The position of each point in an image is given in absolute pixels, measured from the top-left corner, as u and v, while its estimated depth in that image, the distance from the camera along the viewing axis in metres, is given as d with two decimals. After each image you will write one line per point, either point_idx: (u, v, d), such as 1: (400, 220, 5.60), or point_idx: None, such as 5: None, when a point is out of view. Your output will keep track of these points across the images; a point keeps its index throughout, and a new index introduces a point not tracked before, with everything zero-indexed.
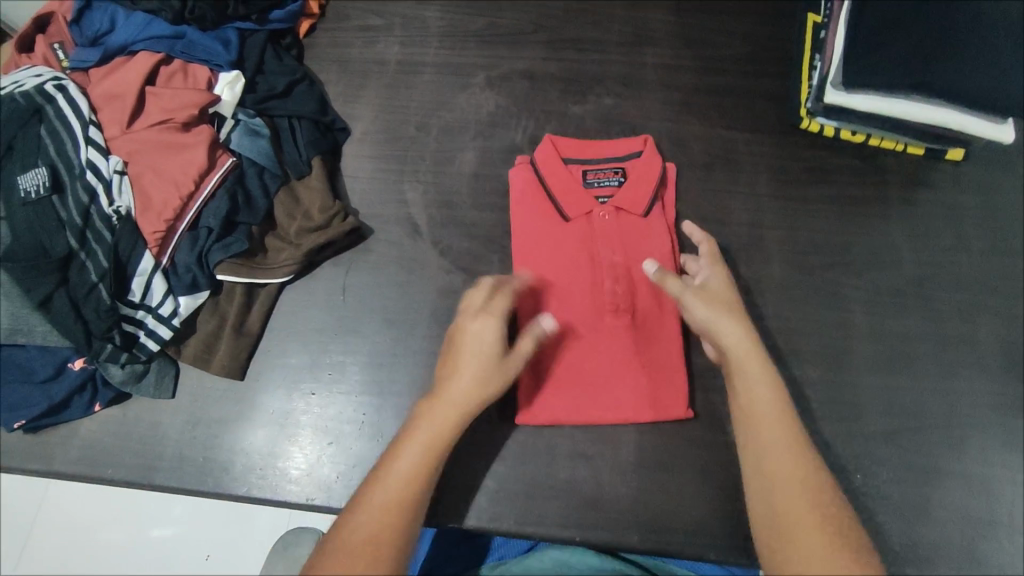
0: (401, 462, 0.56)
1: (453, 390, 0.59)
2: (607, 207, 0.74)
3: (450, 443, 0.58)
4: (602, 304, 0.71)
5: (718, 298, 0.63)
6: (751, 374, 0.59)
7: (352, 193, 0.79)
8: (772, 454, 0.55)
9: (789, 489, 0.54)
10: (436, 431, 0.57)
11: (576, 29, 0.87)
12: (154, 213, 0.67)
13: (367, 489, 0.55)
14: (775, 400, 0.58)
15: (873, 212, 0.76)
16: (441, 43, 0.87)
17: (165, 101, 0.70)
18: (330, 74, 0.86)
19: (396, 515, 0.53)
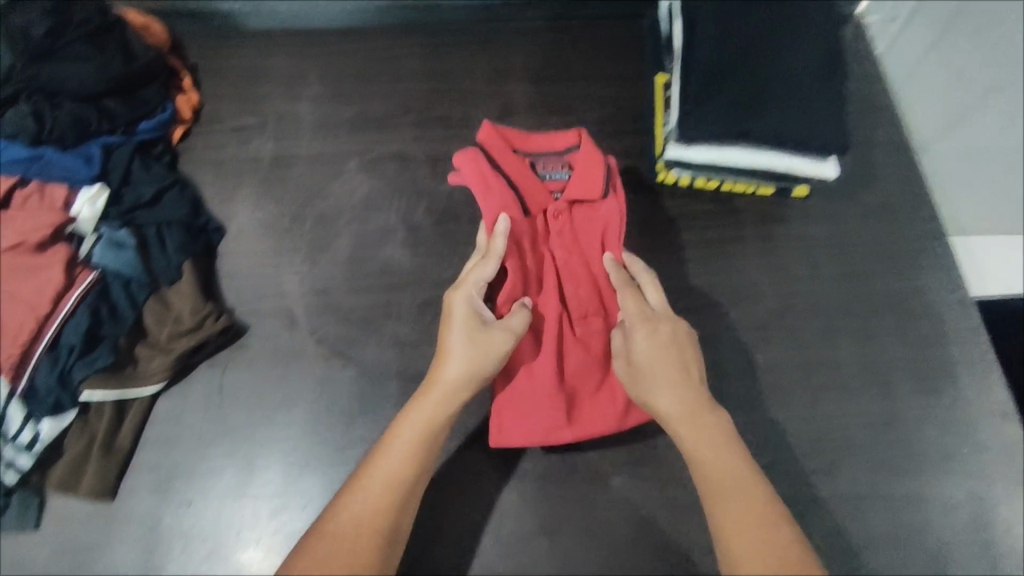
0: (386, 459, 0.61)
1: (444, 372, 0.64)
2: (561, 203, 0.74)
3: (438, 415, 0.63)
4: (569, 314, 0.71)
5: (662, 347, 0.65)
6: (709, 434, 0.62)
7: (228, 291, 0.79)
8: (734, 509, 0.58)
9: (749, 535, 0.57)
10: (426, 417, 0.63)
11: (442, 108, 0.92)
12: (8, 339, 0.66)
13: (353, 484, 0.60)
14: (729, 448, 0.61)
15: (732, 252, 0.80)
16: (314, 135, 0.90)
17: (18, 225, 0.70)
18: (206, 175, 0.88)
19: (380, 497, 0.59)
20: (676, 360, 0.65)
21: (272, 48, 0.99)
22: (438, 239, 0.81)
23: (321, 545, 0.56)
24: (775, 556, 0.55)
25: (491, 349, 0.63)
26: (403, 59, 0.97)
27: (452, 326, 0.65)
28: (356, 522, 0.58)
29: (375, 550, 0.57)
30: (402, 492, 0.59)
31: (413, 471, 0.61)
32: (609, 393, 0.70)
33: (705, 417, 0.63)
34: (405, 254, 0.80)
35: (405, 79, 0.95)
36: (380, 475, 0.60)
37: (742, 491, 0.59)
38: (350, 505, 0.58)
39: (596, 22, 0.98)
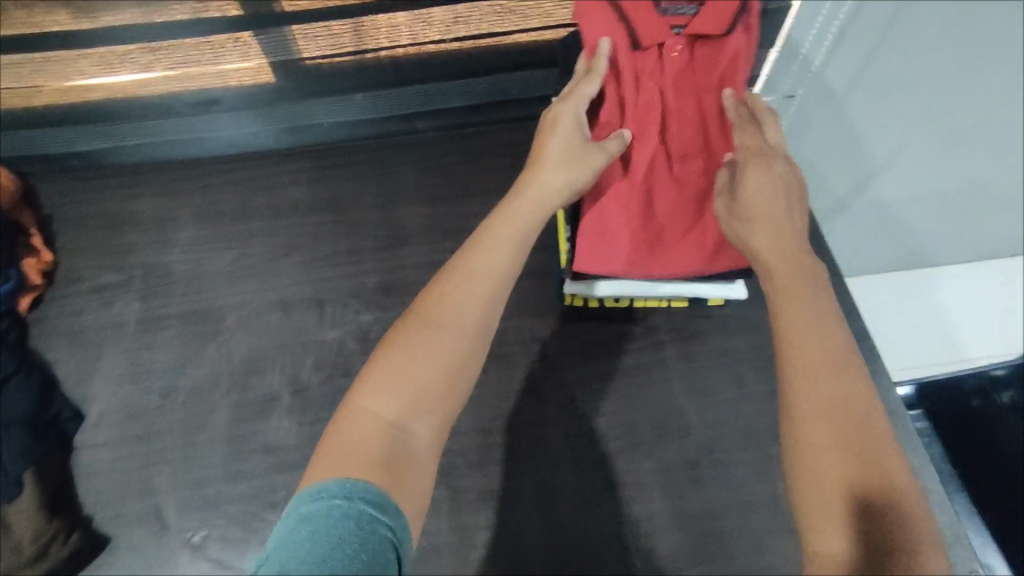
0: (472, 265, 0.53)
1: (547, 176, 0.59)
2: (680, 38, 0.64)
3: (527, 229, 0.57)
4: (668, 151, 0.68)
5: (764, 186, 0.57)
6: (823, 306, 0.50)
7: (84, 495, 0.68)
8: (827, 375, 0.46)
9: (831, 402, 0.45)
10: (506, 238, 0.55)
11: (331, 243, 0.85)
12: None
13: (441, 280, 0.52)
14: (828, 321, 0.50)
15: (652, 378, 0.74)
16: (188, 289, 0.82)
17: None
18: (60, 350, 0.77)
19: (468, 326, 0.50)
20: (776, 211, 0.56)
21: (137, 187, 0.90)
22: (329, 402, 0.73)
23: (405, 360, 0.47)
24: (854, 419, 0.44)
25: (594, 164, 0.60)
26: (285, 189, 0.89)
27: (553, 136, 0.61)
28: (466, 332, 0.50)
29: (468, 375, 0.49)
30: (489, 303, 0.51)
31: (518, 252, 0.55)
32: (697, 238, 0.69)
33: (818, 289, 0.52)
34: (292, 424, 0.71)
35: (288, 212, 0.87)
36: (454, 323, 0.49)
37: (837, 365, 0.47)
38: (399, 336, 0.48)
39: (491, 127, 0.93)
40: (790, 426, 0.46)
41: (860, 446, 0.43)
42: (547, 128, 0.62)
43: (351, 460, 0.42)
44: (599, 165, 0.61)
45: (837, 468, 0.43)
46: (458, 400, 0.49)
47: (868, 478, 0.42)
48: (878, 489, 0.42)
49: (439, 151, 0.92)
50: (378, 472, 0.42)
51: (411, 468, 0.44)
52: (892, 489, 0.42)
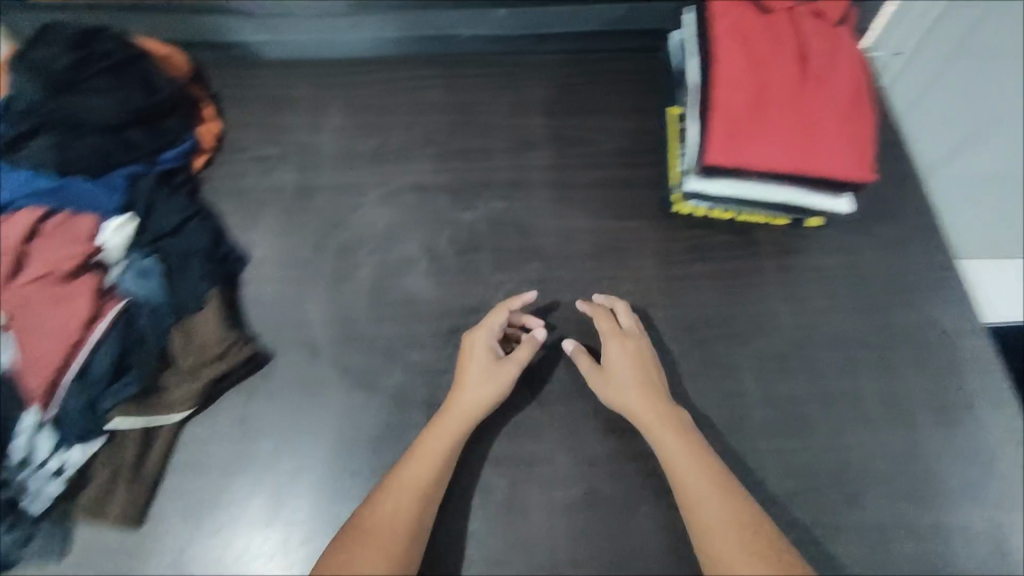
0: (403, 469, 0.65)
1: (465, 399, 0.68)
2: (805, 7, 0.79)
3: (456, 438, 0.67)
4: (801, 74, 0.75)
5: (627, 353, 0.71)
6: (663, 440, 0.66)
7: (252, 319, 0.80)
8: (689, 480, 0.63)
9: (725, 520, 0.60)
10: (446, 444, 0.66)
11: (463, 141, 0.94)
12: (37, 369, 0.67)
13: (379, 493, 0.63)
14: (703, 457, 0.64)
15: (754, 281, 0.81)
16: (335, 165, 0.92)
17: (48, 255, 0.71)
18: (228, 205, 0.89)
19: (418, 491, 0.63)
20: (640, 370, 0.70)
21: (289, 77, 1.00)
22: (461, 271, 0.83)
23: (361, 550, 0.59)
24: (734, 518, 0.60)
25: (500, 377, 0.70)
26: (420, 91, 0.99)
27: (470, 366, 0.70)
28: (398, 504, 0.62)
29: (401, 551, 0.60)
30: (422, 486, 0.63)
31: (440, 480, 0.65)
32: (826, 146, 0.73)
33: (673, 419, 0.67)
34: (428, 283, 0.82)
35: (423, 110, 0.97)
36: (404, 503, 0.62)
37: (699, 471, 0.63)
38: (354, 541, 0.60)
39: (616, 51, 1.01)
40: (700, 539, 0.61)
41: (752, 536, 0.59)
42: (467, 348, 0.72)
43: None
44: (518, 361, 0.71)
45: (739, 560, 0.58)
46: (407, 543, 0.60)
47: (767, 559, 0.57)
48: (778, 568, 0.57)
49: (562, 69, 0.99)
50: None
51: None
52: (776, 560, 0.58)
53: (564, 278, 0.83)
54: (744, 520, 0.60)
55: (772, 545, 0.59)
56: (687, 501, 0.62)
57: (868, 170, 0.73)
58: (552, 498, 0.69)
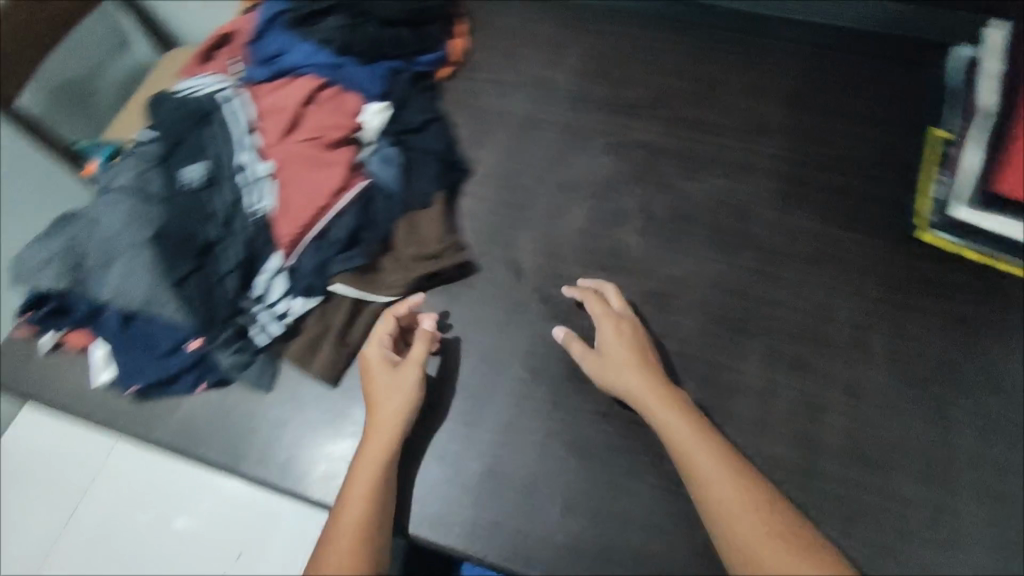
0: (359, 470, 0.64)
1: (386, 408, 0.67)
2: None
3: (392, 436, 0.66)
4: None
5: (620, 339, 0.69)
6: (663, 414, 0.64)
7: (466, 229, 0.82)
8: (699, 462, 0.61)
9: (733, 507, 0.58)
10: (382, 441, 0.65)
11: (698, 112, 0.91)
12: (290, 219, 0.72)
13: (345, 494, 0.63)
14: (706, 442, 0.62)
15: (994, 333, 0.73)
16: (568, 104, 0.92)
17: (321, 121, 0.77)
18: (462, 118, 0.92)
19: (375, 488, 0.63)
20: (632, 356, 0.68)
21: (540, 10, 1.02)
22: (672, 237, 0.81)
23: (333, 551, 0.60)
24: (745, 491, 0.59)
25: (409, 383, 0.68)
26: (663, 52, 0.96)
27: (373, 378, 0.69)
28: (364, 500, 0.62)
29: (374, 547, 0.60)
30: (382, 470, 0.64)
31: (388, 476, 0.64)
32: None
33: (647, 389, 0.65)
34: (638, 241, 0.81)
35: (663, 72, 0.94)
36: (365, 501, 0.62)
37: (704, 450, 0.61)
38: (333, 540, 0.61)
39: (886, 42, 0.91)
40: (716, 530, 0.58)
41: (764, 524, 0.57)
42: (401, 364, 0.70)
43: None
44: (416, 357, 0.69)
45: (759, 554, 0.56)
46: (379, 525, 0.62)
47: (786, 546, 0.56)
48: (804, 560, 0.55)
49: (816, 61, 0.93)
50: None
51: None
52: (800, 550, 0.56)
53: (778, 274, 0.79)
54: (754, 494, 0.59)
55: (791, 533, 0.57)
56: (694, 485, 0.60)
57: None
58: None
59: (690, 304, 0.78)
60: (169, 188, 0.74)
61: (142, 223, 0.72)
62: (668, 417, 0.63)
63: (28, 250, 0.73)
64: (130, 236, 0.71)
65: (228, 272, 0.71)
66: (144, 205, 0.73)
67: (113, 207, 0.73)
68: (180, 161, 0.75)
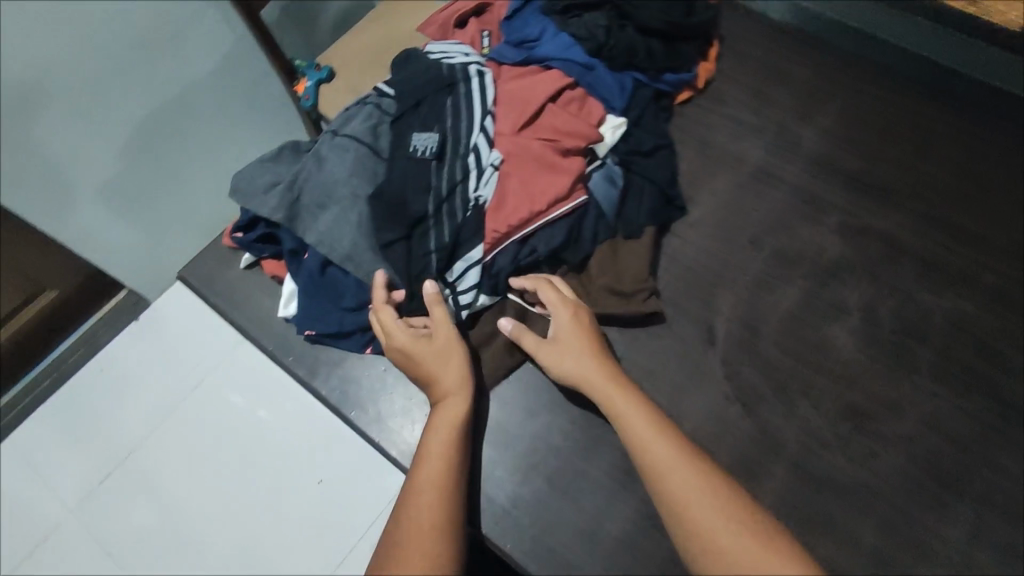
0: (427, 447, 0.62)
1: (440, 385, 0.66)
2: None
3: (450, 413, 0.64)
4: None
5: (570, 327, 0.68)
6: (626, 409, 0.63)
7: (664, 272, 0.77)
8: (650, 452, 0.59)
9: (689, 495, 0.56)
10: (446, 419, 0.64)
11: (959, 216, 0.79)
12: (503, 215, 0.70)
13: (411, 474, 0.61)
14: (655, 436, 0.60)
15: None
16: (808, 167, 0.83)
17: (559, 123, 0.73)
18: (688, 149, 0.85)
19: (443, 458, 0.62)
20: (586, 348, 0.67)
21: (803, 52, 0.92)
22: (892, 351, 0.72)
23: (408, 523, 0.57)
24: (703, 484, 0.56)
25: (443, 337, 0.67)
26: (933, 136, 0.84)
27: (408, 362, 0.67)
28: (434, 469, 0.61)
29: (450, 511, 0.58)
30: (455, 439, 0.63)
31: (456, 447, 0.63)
32: None
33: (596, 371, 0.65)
34: (851, 344, 0.73)
35: (929, 158, 0.83)
36: (435, 471, 0.61)
37: (660, 441, 0.60)
38: (407, 514, 0.57)
39: None
40: (673, 524, 0.56)
41: (730, 512, 0.54)
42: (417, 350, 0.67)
43: (422, 550, 0.54)
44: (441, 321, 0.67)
45: (739, 547, 0.52)
46: (453, 482, 0.61)
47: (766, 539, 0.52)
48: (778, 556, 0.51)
49: None
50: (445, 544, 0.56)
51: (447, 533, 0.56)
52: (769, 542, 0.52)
53: (1007, 435, 0.68)
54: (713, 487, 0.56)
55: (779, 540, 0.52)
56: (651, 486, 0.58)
57: None
58: None
59: (893, 434, 0.69)
60: (394, 152, 0.72)
61: (363, 183, 0.72)
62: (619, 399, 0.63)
63: (247, 174, 0.75)
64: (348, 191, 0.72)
65: (429, 251, 0.69)
66: (369, 165, 0.73)
67: (337, 156, 0.73)
68: (411, 126, 0.73)
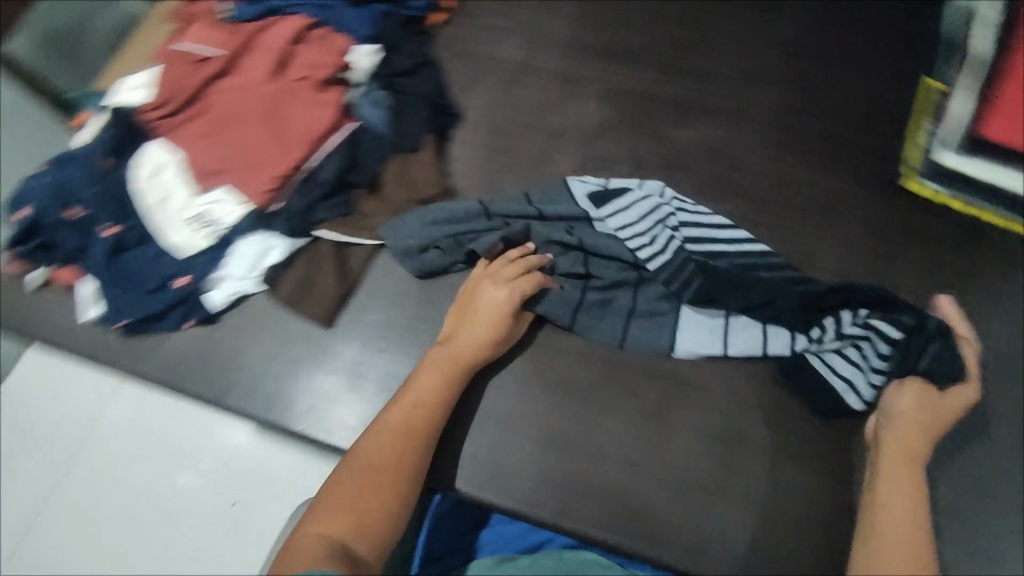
0: (413, 389, 0.64)
1: (463, 340, 0.67)
2: None
3: (451, 365, 0.66)
4: None
5: (923, 408, 0.63)
6: (910, 435, 0.61)
7: (457, 175, 0.82)
8: (897, 469, 0.60)
9: (906, 527, 0.56)
10: (444, 365, 0.66)
11: (694, 57, 0.89)
12: (293, 137, 0.73)
13: (389, 408, 0.63)
14: (907, 470, 0.60)
15: (970, 285, 0.74)
16: (561, 52, 0.90)
17: (310, 59, 0.76)
18: (452, 65, 0.90)
19: (428, 401, 0.64)
20: (924, 415, 0.63)
21: None
22: (660, 184, 0.81)
23: (364, 459, 0.59)
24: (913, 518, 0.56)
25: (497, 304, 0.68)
26: None
27: (473, 312, 0.69)
28: (410, 409, 0.63)
29: (415, 457, 0.60)
30: (450, 376, 0.66)
31: (444, 396, 0.65)
32: None
33: (921, 400, 0.63)
34: None
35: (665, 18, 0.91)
36: (409, 415, 0.62)
37: (903, 466, 0.60)
38: (368, 451, 0.60)
39: None
40: (862, 541, 0.57)
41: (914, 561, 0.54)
42: (473, 292, 0.70)
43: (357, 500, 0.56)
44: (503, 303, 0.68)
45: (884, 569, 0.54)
46: (428, 423, 0.63)
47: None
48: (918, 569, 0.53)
49: (822, 10, 0.90)
50: (395, 493, 0.57)
51: (401, 478, 0.58)
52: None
53: (764, 222, 0.79)
54: (917, 521, 0.56)
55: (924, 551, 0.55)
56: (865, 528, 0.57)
57: None
58: (701, 423, 0.69)
59: None
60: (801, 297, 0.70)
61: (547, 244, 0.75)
62: (899, 430, 0.62)
63: (167, 164, 0.74)
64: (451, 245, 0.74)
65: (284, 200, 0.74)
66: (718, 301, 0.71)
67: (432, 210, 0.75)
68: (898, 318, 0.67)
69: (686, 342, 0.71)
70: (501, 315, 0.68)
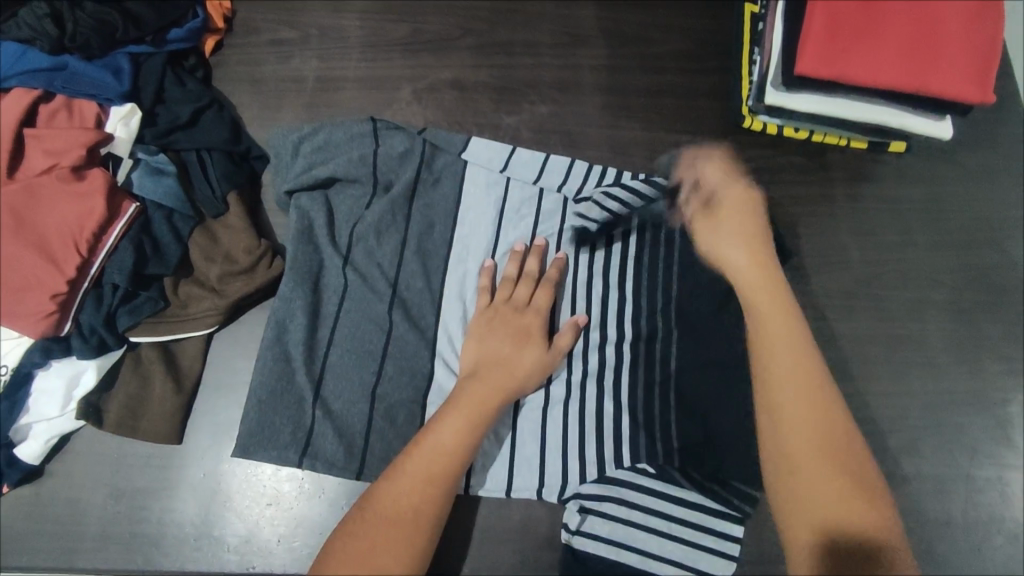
0: (446, 426, 0.56)
1: (493, 368, 0.60)
2: None
3: (514, 387, 0.60)
4: (917, 38, 0.62)
5: (742, 215, 0.63)
6: (765, 307, 0.57)
7: (278, 226, 0.72)
8: (781, 351, 0.55)
9: (799, 425, 0.51)
10: (485, 397, 0.58)
11: (506, 31, 0.81)
12: (59, 248, 0.61)
13: (416, 445, 0.55)
14: (797, 352, 0.55)
15: (824, 211, 0.74)
16: (363, 55, 0.80)
17: (49, 143, 0.63)
18: (242, 96, 0.78)
19: (463, 438, 0.56)
20: (746, 242, 0.61)
21: None
22: None
23: (387, 496, 0.52)
24: (814, 408, 0.52)
25: (504, 334, 0.62)
26: None
27: (499, 330, 0.62)
28: (449, 442, 0.55)
29: (442, 507, 0.53)
30: (490, 416, 0.57)
31: (474, 436, 0.56)
32: (957, 68, 0.61)
33: (739, 233, 0.62)
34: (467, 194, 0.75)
35: None
36: (432, 450, 0.55)
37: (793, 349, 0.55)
38: (398, 488, 0.53)
39: None
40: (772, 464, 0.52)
41: (816, 446, 0.50)
42: (526, 275, 0.66)
43: (375, 540, 0.50)
44: (535, 329, 0.63)
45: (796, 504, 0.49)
46: (463, 461, 0.55)
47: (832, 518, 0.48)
48: (816, 425, 0.51)
49: None
50: (424, 531, 0.52)
51: (446, 486, 0.54)
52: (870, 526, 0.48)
53: None
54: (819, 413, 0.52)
55: (837, 456, 0.50)
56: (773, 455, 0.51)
57: (984, 90, 0.62)
58: None
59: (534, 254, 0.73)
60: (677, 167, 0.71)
61: (403, 189, 0.69)
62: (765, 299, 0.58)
63: None
64: (317, 160, 0.69)
65: (87, 320, 0.62)
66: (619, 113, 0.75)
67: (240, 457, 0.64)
68: None
69: (518, 165, 0.72)
70: (528, 333, 0.62)
